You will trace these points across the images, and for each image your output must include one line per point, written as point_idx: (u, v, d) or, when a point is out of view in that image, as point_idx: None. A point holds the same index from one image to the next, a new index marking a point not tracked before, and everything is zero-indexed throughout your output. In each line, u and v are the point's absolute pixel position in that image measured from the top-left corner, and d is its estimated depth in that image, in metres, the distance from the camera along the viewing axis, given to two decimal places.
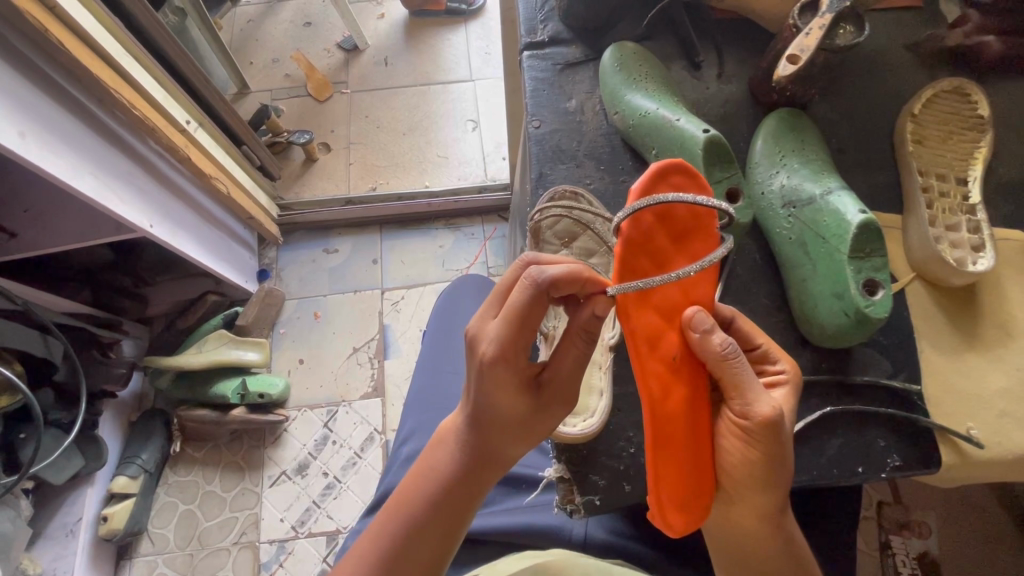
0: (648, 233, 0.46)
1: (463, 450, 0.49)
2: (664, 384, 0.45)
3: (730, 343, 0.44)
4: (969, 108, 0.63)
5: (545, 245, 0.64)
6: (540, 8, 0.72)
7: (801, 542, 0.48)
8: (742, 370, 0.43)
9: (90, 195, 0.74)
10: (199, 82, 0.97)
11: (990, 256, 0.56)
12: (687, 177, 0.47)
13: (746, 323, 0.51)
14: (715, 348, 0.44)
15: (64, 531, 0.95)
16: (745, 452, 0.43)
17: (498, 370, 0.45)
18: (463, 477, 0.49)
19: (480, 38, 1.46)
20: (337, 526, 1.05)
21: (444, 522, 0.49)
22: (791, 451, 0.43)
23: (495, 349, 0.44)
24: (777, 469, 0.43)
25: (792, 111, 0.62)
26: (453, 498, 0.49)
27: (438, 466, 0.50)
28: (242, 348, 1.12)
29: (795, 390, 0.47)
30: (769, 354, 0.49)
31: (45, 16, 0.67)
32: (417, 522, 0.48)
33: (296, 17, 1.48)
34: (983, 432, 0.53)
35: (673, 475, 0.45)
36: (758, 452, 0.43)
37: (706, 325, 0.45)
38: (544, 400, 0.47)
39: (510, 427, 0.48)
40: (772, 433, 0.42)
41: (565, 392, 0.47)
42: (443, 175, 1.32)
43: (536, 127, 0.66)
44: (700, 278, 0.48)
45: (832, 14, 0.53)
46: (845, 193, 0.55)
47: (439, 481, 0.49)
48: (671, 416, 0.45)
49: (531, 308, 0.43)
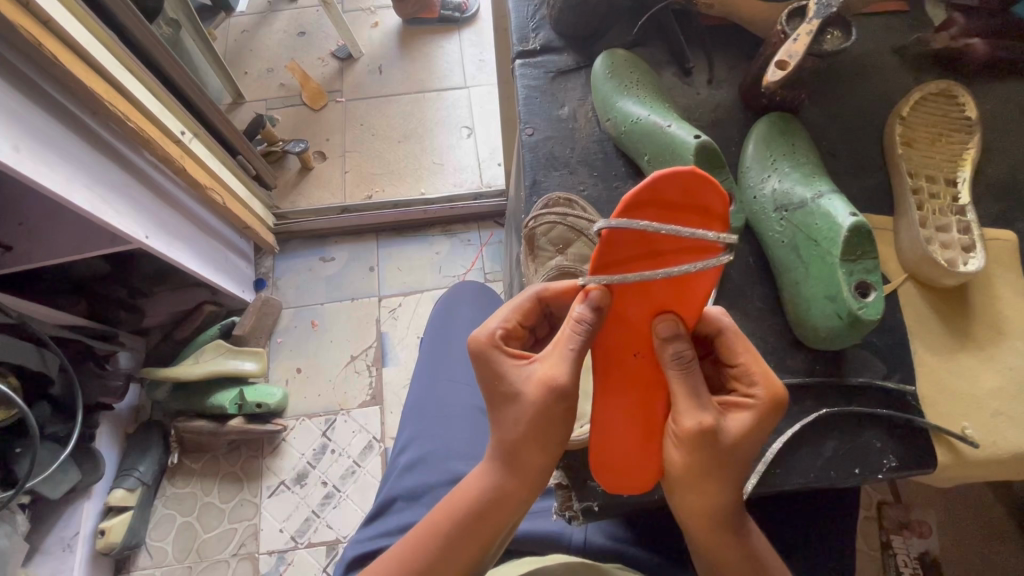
0: (624, 249, 0.41)
1: (495, 462, 0.49)
2: (619, 378, 0.49)
3: (684, 356, 0.44)
4: (957, 110, 0.64)
5: (540, 251, 0.64)
6: (531, 17, 0.72)
7: (760, 544, 0.50)
8: (683, 385, 0.45)
9: (85, 208, 0.74)
10: (194, 93, 0.98)
11: (980, 257, 0.56)
12: (687, 189, 0.40)
13: (735, 335, 0.49)
14: (666, 358, 0.45)
15: (62, 546, 0.95)
16: (673, 453, 0.47)
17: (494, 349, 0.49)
18: (500, 496, 0.49)
19: (473, 45, 1.47)
20: (337, 535, 1.05)
21: (478, 540, 0.49)
22: (722, 463, 0.45)
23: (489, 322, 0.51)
24: (701, 475, 0.46)
25: (782, 115, 0.63)
26: (488, 514, 0.49)
27: (474, 480, 0.50)
28: (239, 358, 1.11)
29: (762, 415, 0.46)
30: (747, 373, 0.47)
31: (40, 31, 0.67)
32: (447, 542, 0.48)
33: (289, 27, 1.49)
34: (978, 432, 0.53)
35: (609, 455, 0.51)
36: (682, 459, 0.46)
37: (669, 333, 0.45)
38: (539, 385, 0.46)
39: (513, 415, 0.47)
40: (696, 443, 0.44)
41: (551, 376, 0.45)
42: (438, 182, 1.32)
43: (529, 135, 0.66)
44: (682, 291, 0.44)
45: (819, 20, 0.53)
46: (836, 196, 0.55)
47: (473, 499, 0.49)
48: (618, 409, 0.50)
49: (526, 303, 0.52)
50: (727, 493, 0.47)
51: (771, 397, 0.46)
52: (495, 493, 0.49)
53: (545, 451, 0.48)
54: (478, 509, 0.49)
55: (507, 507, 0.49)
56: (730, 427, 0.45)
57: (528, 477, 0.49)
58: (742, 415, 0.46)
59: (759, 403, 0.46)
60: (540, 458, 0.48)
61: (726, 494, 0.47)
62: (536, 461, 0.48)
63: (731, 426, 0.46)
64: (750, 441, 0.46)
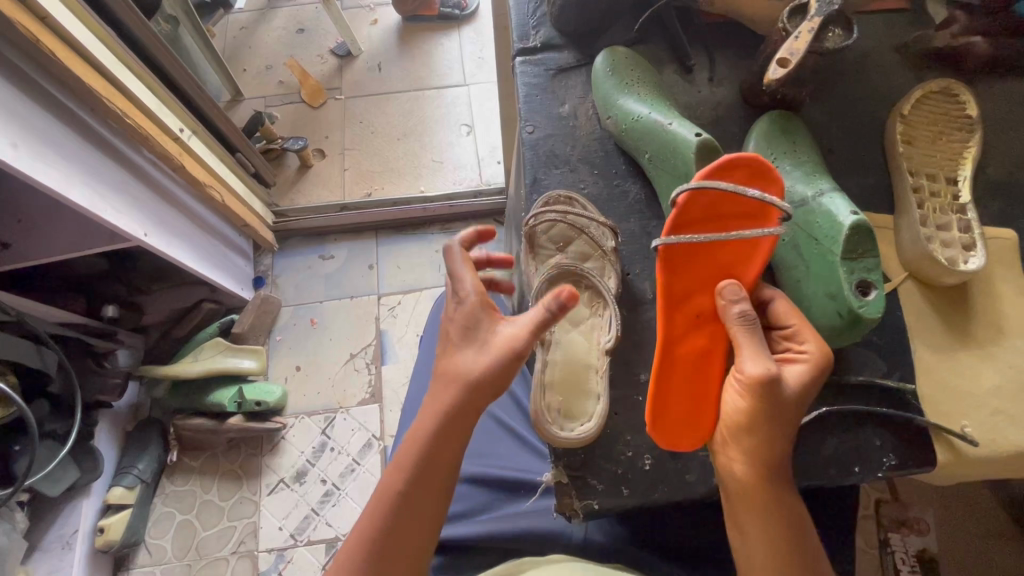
0: (703, 207, 0.52)
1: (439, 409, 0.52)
2: (685, 332, 0.55)
3: (749, 313, 0.50)
4: (957, 108, 0.64)
5: (540, 250, 0.65)
6: (532, 14, 0.72)
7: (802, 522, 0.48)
8: (747, 334, 0.50)
9: (83, 205, 0.74)
10: (193, 90, 0.97)
11: (981, 255, 0.56)
12: (755, 168, 0.51)
13: (787, 304, 0.53)
14: (732, 314, 0.51)
15: (60, 544, 0.94)
16: (738, 399, 0.50)
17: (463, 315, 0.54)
18: (446, 438, 0.52)
19: (473, 42, 1.46)
20: (336, 533, 1.05)
21: (435, 486, 0.51)
22: (784, 412, 0.48)
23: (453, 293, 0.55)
24: (763, 422, 0.48)
25: (782, 112, 0.63)
26: (436, 459, 0.51)
27: (418, 427, 0.53)
28: (239, 356, 1.11)
29: (814, 371, 0.48)
30: (796, 334, 0.51)
31: (37, 27, 0.67)
32: (404, 494, 0.50)
33: (289, 24, 1.48)
34: (978, 430, 0.54)
35: (674, 404, 0.54)
36: (745, 403, 0.49)
37: (735, 295, 0.51)
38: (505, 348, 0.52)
39: (468, 365, 0.52)
40: (760, 388, 0.47)
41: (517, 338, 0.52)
42: (438, 179, 1.32)
43: (529, 133, 0.66)
44: (742, 256, 0.55)
45: (821, 17, 0.53)
46: (837, 194, 0.55)
47: (422, 446, 0.52)
48: (683, 359, 0.55)
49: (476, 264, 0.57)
50: (779, 445, 0.48)
51: (823, 354, 0.48)
52: (441, 438, 0.52)
53: (487, 387, 0.52)
54: (427, 458, 0.51)
55: (457, 448, 0.52)
56: (787, 379, 0.48)
57: (474, 415, 0.53)
58: (796, 368, 0.49)
59: (813, 358, 0.48)
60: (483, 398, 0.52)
61: (780, 449, 0.48)
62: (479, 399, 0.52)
63: (788, 378, 0.48)
64: (806, 396, 0.48)
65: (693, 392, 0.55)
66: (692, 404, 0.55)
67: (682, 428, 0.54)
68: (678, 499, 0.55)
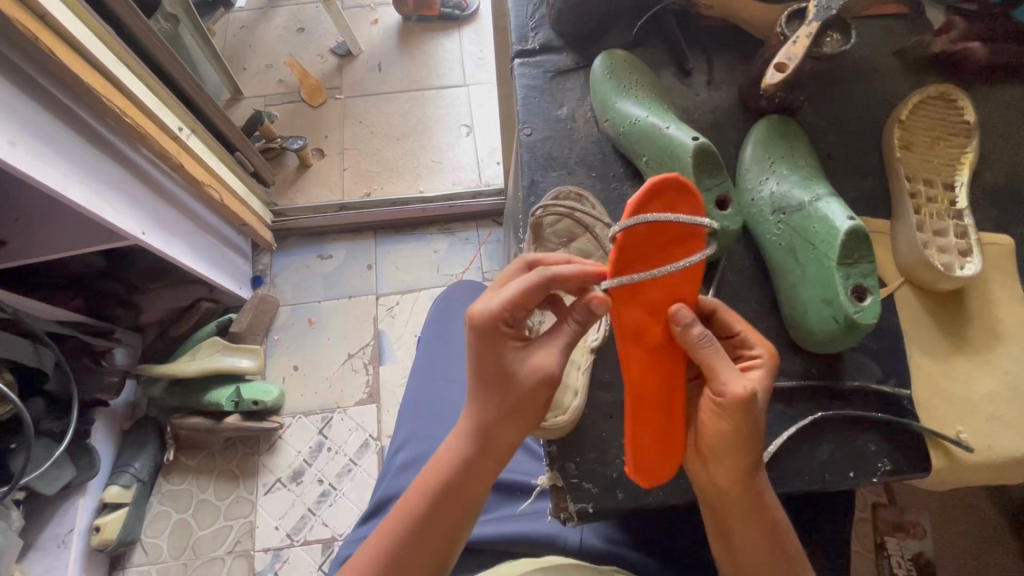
0: (636, 247, 0.47)
1: (462, 448, 0.50)
2: (643, 364, 0.51)
3: (709, 336, 0.48)
4: (955, 114, 0.63)
5: (544, 242, 0.62)
6: (531, 16, 0.72)
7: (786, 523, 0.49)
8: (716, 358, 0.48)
9: (82, 204, 0.74)
10: (192, 89, 0.97)
11: (977, 261, 0.56)
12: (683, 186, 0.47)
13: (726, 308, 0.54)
14: (695, 340, 0.48)
15: (56, 542, 0.94)
16: (717, 424, 0.48)
17: (483, 339, 0.47)
18: (470, 477, 0.50)
19: (473, 43, 1.46)
20: (332, 534, 1.05)
21: (450, 525, 0.49)
22: (761, 421, 0.47)
23: (477, 310, 0.47)
24: (747, 441, 0.47)
25: (780, 116, 0.63)
26: (453, 499, 0.50)
27: (447, 452, 0.51)
28: (235, 355, 1.11)
29: (771, 371, 0.50)
30: (746, 339, 0.52)
31: (37, 26, 0.67)
32: (416, 534, 0.49)
33: (289, 23, 1.48)
34: (973, 436, 0.54)
35: (649, 437, 0.52)
36: (724, 422, 0.47)
37: (687, 318, 0.48)
38: (541, 376, 0.47)
39: (506, 396, 0.48)
40: (743, 409, 0.46)
41: (548, 364, 0.48)
42: (437, 180, 1.32)
43: (527, 135, 0.66)
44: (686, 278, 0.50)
45: (819, 23, 0.53)
46: (834, 200, 0.55)
47: (436, 487, 0.50)
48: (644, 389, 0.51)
49: (524, 290, 0.47)
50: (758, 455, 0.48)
51: (773, 352, 0.51)
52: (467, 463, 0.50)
53: (519, 428, 0.49)
54: (453, 485, 0.50)
55: (483, 481, 0.51)
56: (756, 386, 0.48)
57: (499, 454, 0.50)
58: (758, 372, 0.49)
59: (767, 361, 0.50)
60: (514, 429, 0.49)
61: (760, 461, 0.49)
62: (507, 442, 0.50)
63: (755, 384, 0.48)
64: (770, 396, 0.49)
65: (660, 421, 0.52)
66: (662, 435, 0.52)
67: (658, 457, 0.52)
68: (672, 503, 0.55)
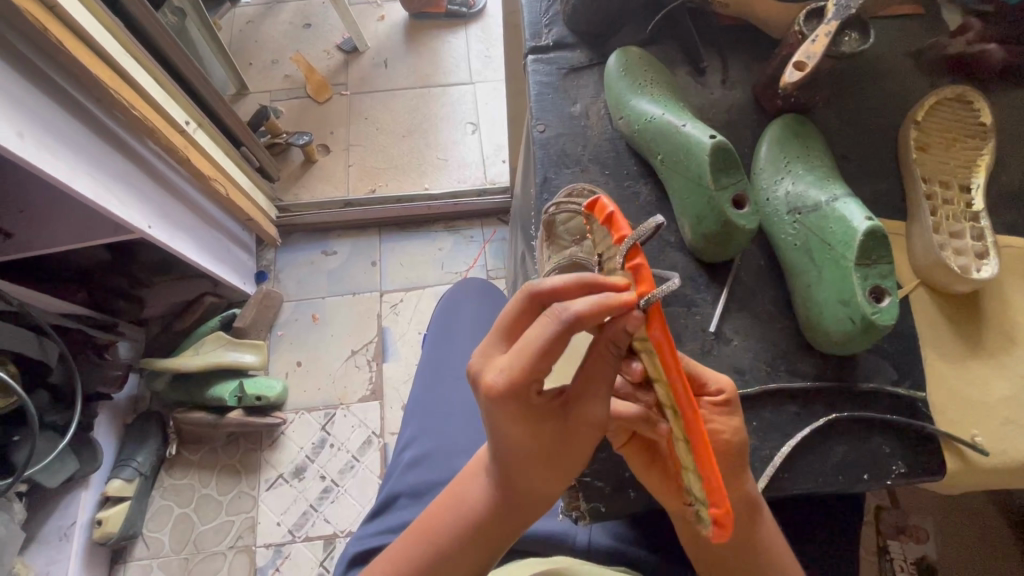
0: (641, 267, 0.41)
1: (486, 493, 0.48)
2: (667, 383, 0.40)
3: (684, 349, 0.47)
4: (971, 116, 0.63)
5: (557, 239, 0.62)
6: (544, 13, 0.72)
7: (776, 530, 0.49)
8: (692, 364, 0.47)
9: (89, 196, 0.73)
10: (199, 84, 0.97)
11: (994, 264, 0.56)
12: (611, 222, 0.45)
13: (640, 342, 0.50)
14: None
15: (58, 535, 0.94)
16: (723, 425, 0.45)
17: (507, 403, 0.41)
18: (493, 525, 0.48)
19: (480, 41, 1.46)
20: (334, 530, 1.05)
21: (476, 560, 0.49)
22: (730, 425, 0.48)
23: (489, 381, 0.41)
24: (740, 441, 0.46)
25: (796, 116, 0.62)
26: (481, 537, 0.48)
27: (470, 494, 0.49)
28: (240, 350, 1.11)
29: None
30: None
31: (46, 17, 0.66)
32: (439, 564, 0.48)
33: (295, 18, 1.48)
34: (987, 439, 0.53)
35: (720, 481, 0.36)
36: (735, 423, 0.45)
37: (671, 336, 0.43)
38: (586, 430, 0.42)
39: (543, 452, 0.44)
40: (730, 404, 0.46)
41: (597, 419, 0.42)
42: (442, 177, 1.31)
43: (540, 131, 0.66)
44: None
45: (838, 21, 0.53)
46: (851, 200, 0.55)
47: (459, 526, 0.48)
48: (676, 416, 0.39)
49: (540, 339, 0.39)
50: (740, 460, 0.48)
51: None
52: (492, 509, 0.48)
53: (553, 480, 0.46)
54: (475, 528, 0.48)
55: (511, 525, 0.48)
56: None
57: (530, 501, 0.47)
58: None
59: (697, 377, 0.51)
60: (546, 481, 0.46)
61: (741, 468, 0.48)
62: (536, 492, 0.47)
63: None
64: None
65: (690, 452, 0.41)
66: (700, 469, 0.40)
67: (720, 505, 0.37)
68: None
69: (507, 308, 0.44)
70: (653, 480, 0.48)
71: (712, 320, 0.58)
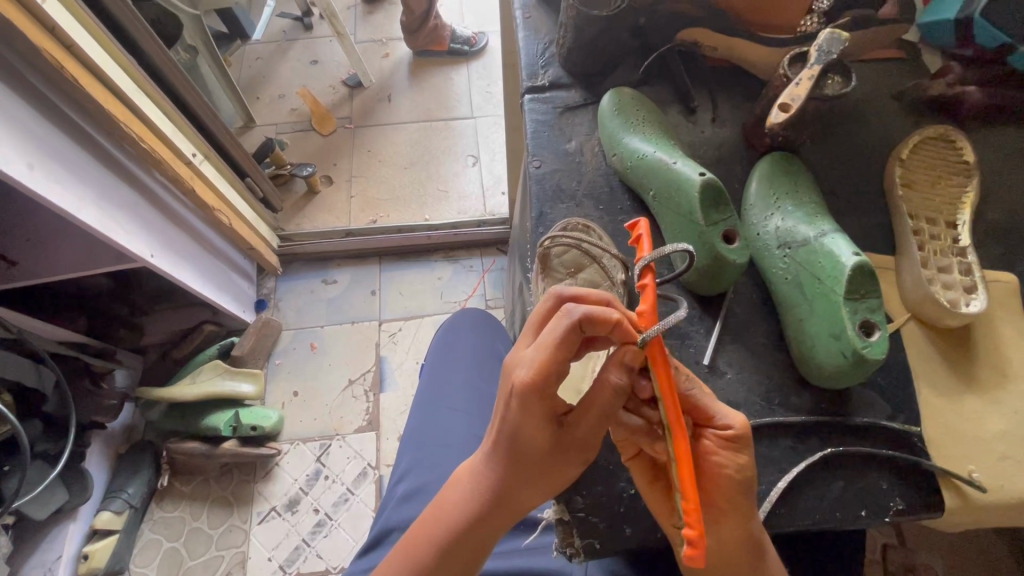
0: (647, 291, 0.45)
1: (472, 505, 0.48)
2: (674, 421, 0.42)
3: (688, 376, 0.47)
4: (954, 154, 0.65)
5: (551, 273, 0.63)
6: (541, 54, 0.75)
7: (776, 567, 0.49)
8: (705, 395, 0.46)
9: (93, 226, 0.75)
10: (208, 118, 1.00)
11: (982, 299, 0.56)
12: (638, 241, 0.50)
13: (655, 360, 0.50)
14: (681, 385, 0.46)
15: (43, 570, 0.92)
16: (728, 461, 0.44)
17: (524, 404, 0.44)
18: (474, 536, 0.48)
19: (481, 77, 1.51)
20: (326, 566, 1.02)
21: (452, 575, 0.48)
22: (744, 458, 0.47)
23: (516, 376, 0.44)
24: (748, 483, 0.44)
25: (784, 154, 0.64)
26: (462, 548, 0.48)
27: (455, 503, 0.49)
28: (235, 379, 1.09)
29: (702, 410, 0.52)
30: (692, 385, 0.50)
31: (63, 55, 0.69)
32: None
33: (303, 55, 1.53)
34: (985, 476, 0.53)
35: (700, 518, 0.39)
36: (741, 460, 0.44)
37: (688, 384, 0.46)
38: (578, 446, 0.45)
39: (536, 464, 0.46)
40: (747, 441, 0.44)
41: (589, 437, 0.44)
42: (443, 208, 1.34)
43: (536, 167, 0.68)
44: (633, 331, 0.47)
45: (820, 65, 0.55)
46: (838, 236, 0.56)
47: (441, 536, 0.48)
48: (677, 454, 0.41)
49: (553, 329, 0.43)
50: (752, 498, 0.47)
51: None
52: (474, 520, 0.48)
53: (535, 492, 0.47)
54: (457, 538, 0.48)
55: (491, 539, 0.49)
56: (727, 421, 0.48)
57: (511, 510, 0.48)
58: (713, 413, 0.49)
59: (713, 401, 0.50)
60: (532, 494, 0.47)
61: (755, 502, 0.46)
62: (521, 504, 0.48)
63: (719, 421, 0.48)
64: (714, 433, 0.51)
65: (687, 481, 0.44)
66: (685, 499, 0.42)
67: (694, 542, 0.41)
68: None
69: (535, 310, 0.49)
70: (654, 498, 0.49)
71: (706, 353, 0.58)
